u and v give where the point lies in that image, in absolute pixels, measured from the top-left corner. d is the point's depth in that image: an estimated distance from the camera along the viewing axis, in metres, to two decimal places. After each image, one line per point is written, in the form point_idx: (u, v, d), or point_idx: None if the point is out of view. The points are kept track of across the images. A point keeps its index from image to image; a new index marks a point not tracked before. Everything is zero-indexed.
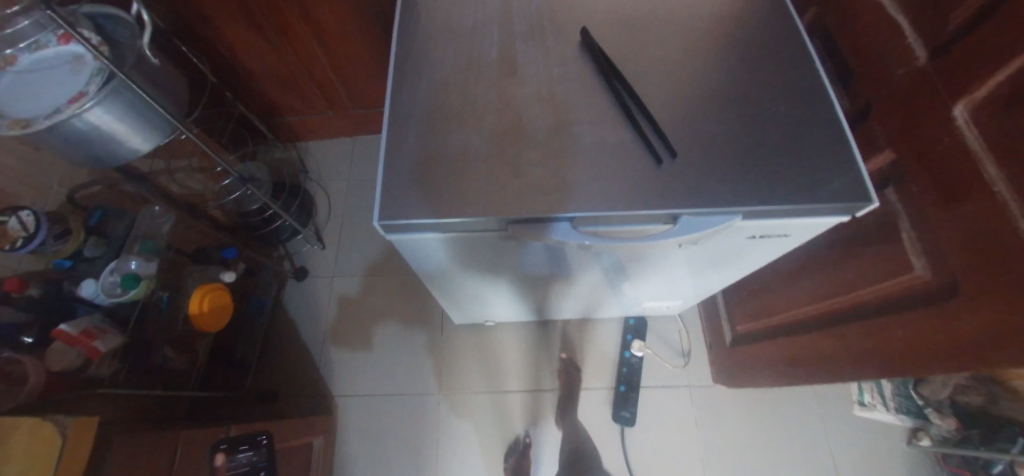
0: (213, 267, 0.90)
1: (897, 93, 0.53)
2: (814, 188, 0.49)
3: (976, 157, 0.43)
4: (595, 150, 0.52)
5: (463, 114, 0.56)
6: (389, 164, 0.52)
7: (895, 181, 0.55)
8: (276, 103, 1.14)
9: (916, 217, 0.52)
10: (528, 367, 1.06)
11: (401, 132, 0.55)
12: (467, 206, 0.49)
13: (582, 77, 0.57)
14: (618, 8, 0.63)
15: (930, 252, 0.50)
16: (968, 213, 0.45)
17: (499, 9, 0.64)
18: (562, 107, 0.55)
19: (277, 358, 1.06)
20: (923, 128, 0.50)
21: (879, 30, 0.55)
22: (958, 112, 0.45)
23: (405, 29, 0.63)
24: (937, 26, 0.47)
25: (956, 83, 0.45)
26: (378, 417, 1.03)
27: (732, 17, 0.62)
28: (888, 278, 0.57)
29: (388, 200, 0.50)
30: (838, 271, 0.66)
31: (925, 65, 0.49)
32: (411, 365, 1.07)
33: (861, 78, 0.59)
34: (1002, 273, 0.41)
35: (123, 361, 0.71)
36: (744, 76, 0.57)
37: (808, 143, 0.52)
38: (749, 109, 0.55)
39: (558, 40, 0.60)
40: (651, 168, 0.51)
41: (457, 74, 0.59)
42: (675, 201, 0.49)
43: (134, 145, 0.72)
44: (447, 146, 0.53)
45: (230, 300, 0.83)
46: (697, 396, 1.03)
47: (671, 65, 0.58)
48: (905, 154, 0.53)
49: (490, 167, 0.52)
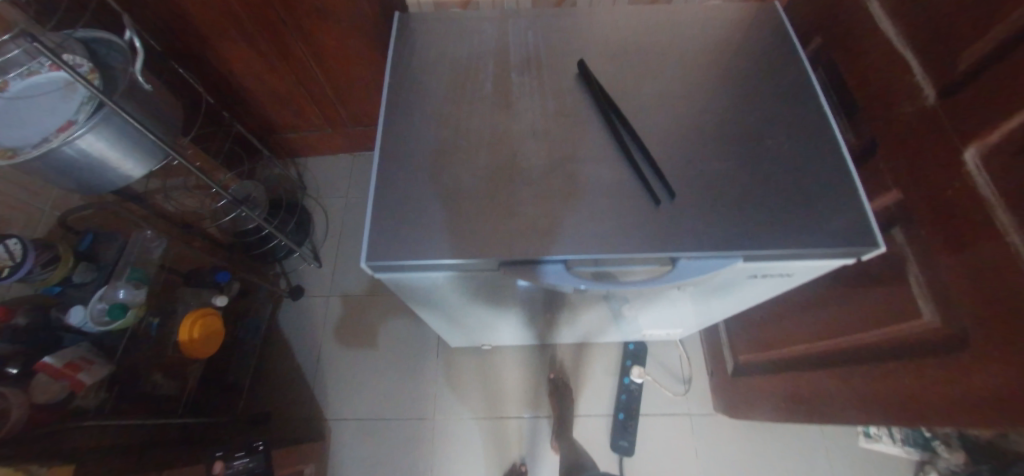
0: (206, 289, 0.89)
1: (903, 133, 0.51)
2: (818, 233, 0.47)
3: (989, 206, 0.41)
4: (590, 189, 0.51)
5: (455, 149, 0.54)
6: (379, 201, 0.51)
7: (900, 223, 0.53)
8: (274, 121, 1.13)
9: (923, 261, 0.50)
10: (525, 392, 1.04)
11: (392, 167, 0.53)
12: (458, 247, 0.48)
13: (578, 112, 0.56)
14: (615, 39, 0.62)
15: (938, 299, 0.48)
16: (982, 263, 0.43)
17: (495, 40, 0.63)
18: (557, 143, 0.54)
19: (270, 380, 1.05)
20: (931, 171, 0.48)
21: (883, 67, 0.53)
22: (968, 156, 0.44)
23: (399, 59, 0.62)
24: (946, 65, 0.45)
25: (967, 126, 0.43)
26: (372, 442, 1.00)
27: (732, 49, 0.61)
28: (896, 322, 0.54)
29: (378, 240, 0.48)
30: (842, 309, 0.64)
31: (933, 104, 0.47)
32: (406, 389, 1.05)
33: (865, 114, 0.57)
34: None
35: (109, 390, 0.70)
36: (743, 112, 0.56)
37: (811, 184, 0.50)
38: (749, 147, 0.53)
39: (554, 73, 0.59)
40: (649, 209, 0.49)
41: (451, 107, 0.58)
42: (673, 244, 0.47)
43: (127, 171, 0.71)
44: (439, 183, 0.52)
45: (222, 324, 0.82)
46: (698, 425, 1.01)
47: (668, 100, 0.57)
48: (912, 196, 0.51)
49: (483, 205, 0.50)
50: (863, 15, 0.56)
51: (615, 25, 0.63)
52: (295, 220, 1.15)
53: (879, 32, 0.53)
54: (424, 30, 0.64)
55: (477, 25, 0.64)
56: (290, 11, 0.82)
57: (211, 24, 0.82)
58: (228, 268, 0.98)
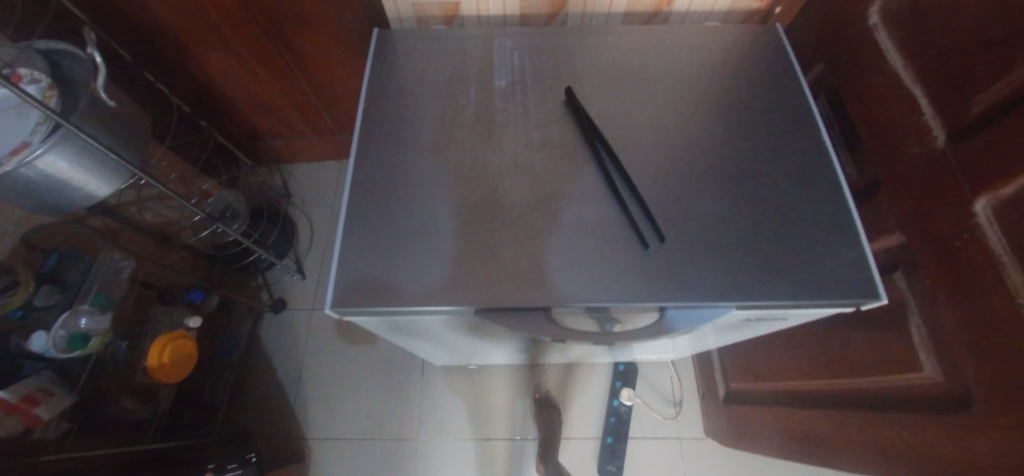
0: (180, 309, 0.88)
1: (906, 173, 0.48)
2: (816, 283, 0.44)
3: (999, 263, 0.39)
4: (573, 231, 0.48)
5: (432, 182, 0.51)
6: (348, 240, 0.47)
7: (902, 268, 0.50)
8: (256, 128, 1.09)
9: (926, 311, 0.47)
10: (512, 414, 1.02)
11: (363, 202, 0.50)
12: (431, 293, 0.44)
13: (563, 144, 0.53)
14: (606, 64, 0.58)
15: (940, 353, 0.46)
16: (990, 323, 0.40)
17: (479, 61, 0.59)
18: (540, 178, 0.51)
19: (251, 397, 1.02)
20: (938, 218, 0.45)
21: (889, 103, 0.50)
22: (978, 206, 0.41)
23: (375, 79, 0.58)
24: (958, 106, 0.42)
25: (979, 173, 0.40)
26: (353, 463, 0.97)
27: (729, 76, 0.57)
28: (895, 371, 0.52)
29: (344, 284, 0.45)
30: (838, 349, 0.61)
31: (942, 146, 0.44)
32: (390, 409, 1.02)
33: (868, 149, 0.54)
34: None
35: (71, 419, 0.67)
36: (739, 146, 0.53)
37: (810, 228, 0.47)
38: (744, 185, 0.50)
39: (540, 100, 0.56)
40: (636, 253, 0.46)
41: (429, 134, 0.54)
42: (662, 292, 0.44)
43: (92, 191, 0.67)
44: (413, 220, 0.49)
45: (195, 346, 0.80)
46: (688, 450, 0.98)
47: (659, 132, 0.54)
48: (916, 242, 0.48)
49: (460, 245, 0.47)
50: (869, 45, 0.52)
51: (606, 47, 0.60)
52: (278, 231, 1.11)
53: (886, 64, 0.50)
54: (404, 49, 0.60)
55: (460, 45, 0.60)
56: (269, 20, 0.78)
57: (186, 32, 0.78)
58: (205, 287, 0.95)
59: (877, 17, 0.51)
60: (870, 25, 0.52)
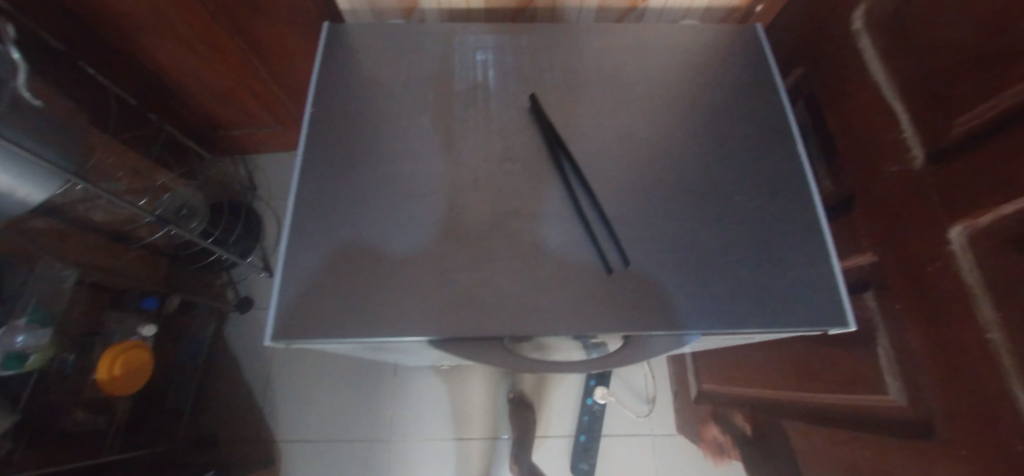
0: (131, 315, 0.86)
1: (880, 191, 0.46)
2: (782, 311, 0.43)
3: (971, 295, 0.37)
4: (533, 253, 0.45)
5: (383, 196, 0.47)
6: (291, 265, 0.44)
7: (873, 287, 0.49)
8: (215, 119, 1.02)
9: (894, 333, 0.46)
10: (489, 413, 1.01)
11: (309, 221, 0.46)
12: (380, 323, 0.41)
13: (525, 157, 0.49)
14: (574, 67, 0.55)
15: (905, 378, 0.45)
16: (957, 354, 0.39)
17: (438, 60, 0.55)
18: (500, 195, 0.47)
19: (219, 400, 0.99)
20: (910, 242, 0.43)
21: (868, 115, 0.47)
22: (953, 233, 0.39)
23: (323, 80, 0.53)
24: (939, 125, 0.40)
25: (955, 200, 0.38)
26: (327, 464, 0.96)
27: (704, 82, 0.54)
28: (861, 388, 0.51)
29: (286, 313, 0.42)
30: (807, 362, 0.60)
31: (919, 167, 0.42)
32: (363, 409, 1.01)
33: (844, 161, 0.51)
34: (1002, 441, 0.35)
35: (18, 438, 0.65)
36: (710, 160, 0.50)
37: (781, 251, 0.46)
38: (715, 203, 0.48)
39: (503, 106, 0.52)
40: (599, 278, 0.44)
41: (382, 143, 0.50)
42: (624, 321, 0.42)
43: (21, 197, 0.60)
44: (363, 241, 0.45)
45: (150, 356, 0.76)
46: (659, 445, 1.00)
47: (628, 144, 0.51)
48: (886, 263, 0.46)
49: (412, 268, 0.44)
50: (850, 52, 0.49)
51: (575, 48, 0.56)
52: (243, 226, 1.06)
53: (868, 73, 0.47)
54: (356, 46, 0.55)
55: (417, 43, 0.55)
56: (220, 5, 0.71)
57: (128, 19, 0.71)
58: (161, 292, 0.92)
59: (860, 22, 0.48)
60: (853, 30, 0.49)
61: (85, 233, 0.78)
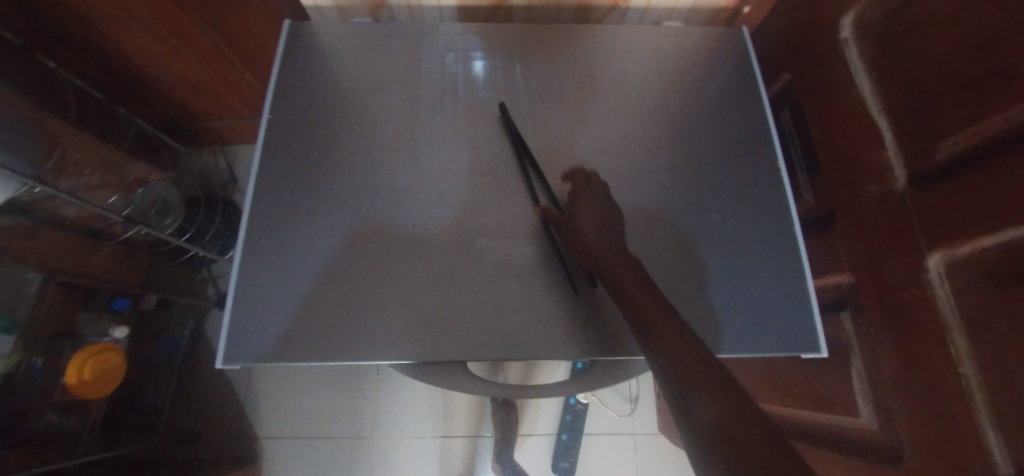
0: (103, 318, 0.84)
1: (860, 211, 0.44)
2: (749, 335, 0.42)
3: (945, 326, 0.36)
4: (499, 272, 0.43)
5: (343, 210, 0.46)
6: (244, 285, 0.42)
7: (849, 308, 0.47)
8: (191, 111, 0.98)
9: (868, 356, 0.45)
10: (472, 412, 1.01)
11: (263, 237, 0.44)
12: (336, 346, 0.40)
13: (493, 170, 0.47)
14: (549, 72, 0.52)
15: (877, 403, 0.44)
16: (929, 386, 0.37)
17: (407, 64, 0.52)
18: (466, 210, 0.46)
19: (198, 397, 1.00)
20: (887, 266, 0.41)
21: (852, 130, 0.45)
22: (930, 261, 0.37)
23: (284, 83, 0.50)
24: (923, 146, 0.37)
25: (935, 227, 0.36)
26: (309, 461, 0.97)
27: (683, 91, 0.52)
28: (832, 406, 0.50)
29: (237, 335, 0.41)
30: (785, 376, 0.60)
31: (900, 188, 0.40)
32: (345, 407, 1.00)
33: (826, 175, 0.49)
34: None
35: None
36: (686, 175, 0.48)
37: (753, 273, 0.45)
38: (688, 221, 0.46)
39: (472, 114, 0.50)
40: (565, 299, 0.43)
41: (345, 153, 0.48)
42: (586, 346, 0.41)
43: None
44: (318, 257, 0.44)
45: (122, 358, 0.75)
46: (640, 445, 1.00)
47: (601, 157, 0.49)
48: (863, 284, 0.45)
49: (370, 288, 0.42)
50: (837, 62, 0.47)
51: (551, 51, 0.53)
52: (220, 220, 1.03)
53: (853, 85, 0.45)
54: (319, 47, 0.52)
55: (385, 43, 0.53)
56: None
57: (87, 9, 0.65)
58: (134, 292, 0.90)
59: (849, 30, 0.45)
60: (841, 38, 0.46)
61: (52, 230, 0.75)
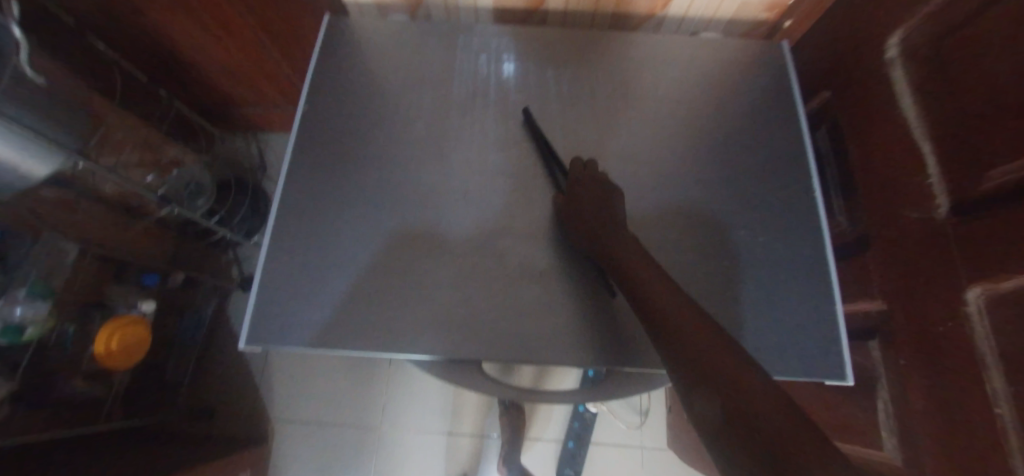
0: (135, 292, 0.87)
1: (898, 237, 0.43)
2: (770, 357, 0.41)
3: (981, 363, 0.34)
4: (519, 274, 0.44)
5: (372, 203, 0.46)
6: (270, 270, 0.43)
7: (878, 336, 0.46)
8: (228, 97, 1.01)
9: (896, 388, 0.43)
10: (480, 412, 1.01)
11: (293, 224, 0.45)
12: (356, 337, 0.41)
13: (521, 173, 0.48)
14: (583, 78, 0.52)
15: (903, 437, 0.42)
16: (958, 424, 0.36)
17: (441, 63, 0.52)
18: (490, 211, 0.46)
19: (217, 375, 1.03)
20: (923, 296, 0.40)
21: (893, 153, 0.43)
22: (970, 294, 0.35)
23: (321, 75, 0.51)
24: (967, 174, 0.36)
25: (976, 260, 0.35)
26: (318, 445, 0.99)
27: (718, 103, 0.51)
28: (854, 437, 0.49)
29: (262, 319, 0.42)
30: (807, 401, 0.58)
31: (942, 216, 0.38)
32: (355, 396, 1.02)
33: (862, 198, 0.48)
34: None
35: (16, 405, 0.67)
36: (715, 189, 0.48)
37: (779, 294, 0.44)
38: (716, 235, 0.46)
39: (504, 116, 0.50)
40: (584, 306, 0.42)
41: (376, 146, 0.49)
42: (603, 355, 0.41)
43: (27, 171, 0.61)
44: (345, 248, 0.44)
45: (148, 331, 0.78)
46: (647, 458, 0.99)
47: (630, 165, 0.48)
48: (896, 313, 0.43)
49: (392, 282, 0.43)
50: (880, 82, 0.46)
51: (587, 57, 0.53)
52: (249, 204, 1.06)
53: (897, 106, 0.43)
54: (358, 42, 0.53)
55: (421, 41, 0.53)
56: None
57: None
58: (164, 269, 0.93)
59: (896, 51, 0.44)
60: (887, 58, 0.45)
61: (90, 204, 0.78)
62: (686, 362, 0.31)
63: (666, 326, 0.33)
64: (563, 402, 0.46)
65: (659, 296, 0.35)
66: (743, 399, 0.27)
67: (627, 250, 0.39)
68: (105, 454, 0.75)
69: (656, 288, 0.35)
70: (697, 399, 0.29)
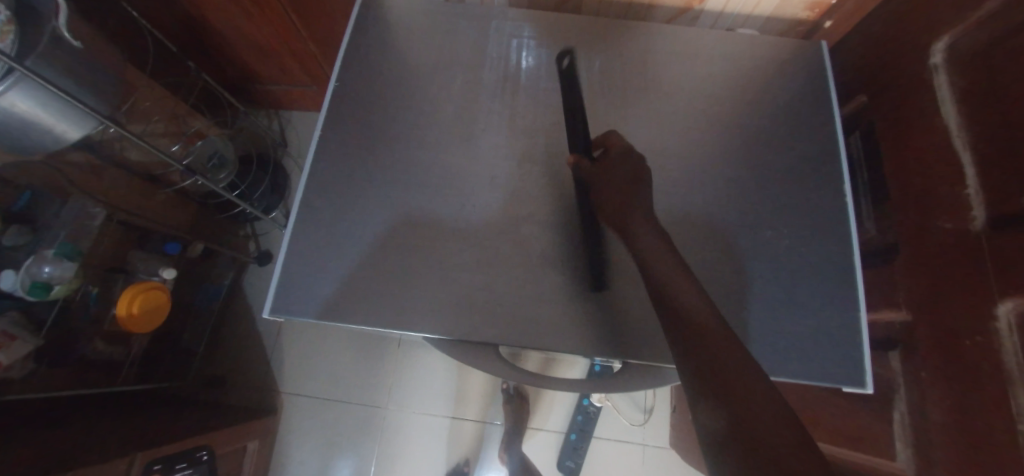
0: (157, 258, 0.88)
1: (931, 248, 0.42)
2: (786, 359, 0.41)
3: (1008, 379, 0.33)
4: (541, 262, 0.44)
5: (399, 183, 0.47)
6: (296, 243, 0.44)
7: (901, 347, 0.45)
8: (254, 73, 1.02)
9: (914, 400, 0.43)
10: (485, 398, 1.02)
11: (320, 198, 0.46)
12: (376, 313, 0.42)
13: (548, 160, 0.48)
14: (616, 70, 0.51)
15: (918, 449, 0.42)
16: (978, 440, 0.35)
17: (474, 46, 0.52)
18: (515, 197, 0.46)
19: (229, 345, 1.05)
20: (953, 310, 0.39)
21: (930, 162, 0.43)
22: (1001, 309, 0.34)
23: (354, 53, 0.51)
24: (1005, 186, 0.35)
25: (1009, 275, 0.34)
26: (325, 420, 1.01)
27: (751, 101, 0.50)
28: (866, 446, 0.48)
29: (288, 290, 0.43)
30: (819, 408, 0.58)
31: (978, 229, 0.37)
32: (363, 376, 1.03)
33: (895, 207, 0.47)
34: None
35: (38, 361, 0.70)
36: (743, 188, 0.47)
37: (800, 298, 0.43)
38: (742, 235, 0.45)
39: (534, 103, 0.50)
40: (603, 297, 0.42)
41: (405, 127, 0.49)
42: (621, 347, 0.41)
43: (60, 133, 0.63)
44: (371, 227, 0.45)
45: (167, 297, 0.79)
46: (648, 456, 0.99)
47: (659, 160, 0.48)
48: (922, 325, 0.42)
49: (414, 264, 0.43)
50: (923, 89, 0.44)
51: (621, 48, 0.52)
52: (268, 180, 1.07)
53: (938, 115, 0.42)
54: (390, 20, 0.53)
55: (454, 23, 0.53)
56: None
57: None
58: (184, 238, 0.95)
59: (941, 56, 0.43)
60: (931, 64, 0.44)
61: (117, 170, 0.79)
62: (700, 365, 0.30)
63: (686, 324, 0.32)
64: (574, 390, 0.46)
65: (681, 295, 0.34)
66: (750, 414, 0.26)
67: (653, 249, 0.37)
68: (120, 414, 0.77)
69: (673, 285, 0.35)
70: (704, 411, 0.29)
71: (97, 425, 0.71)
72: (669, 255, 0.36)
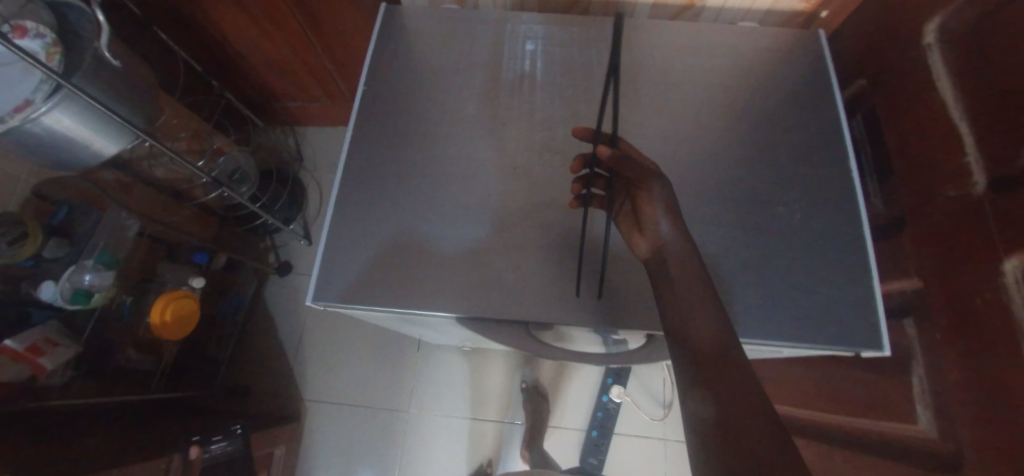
0: (186, 269, 0.91)
1: (937, 215, 0.44)
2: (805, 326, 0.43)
3: (1016, 330, 0.35)
4: (566, 244, 0.46)
5: (428, 176, 0.49)
6: (333, 235, 0.47)
7: (915, 314, 0.47)
8: (272, 91, 1.06)
9: (932, 363, 0.44)
10: (505, 398, 1.03)
11: (354, 193, 0.48)
12: (412, 298, 0.44)
13: (567, 151, 0.50)
14: (626, 65, 0.55)
15: (939, 410, 0.43)
16: (994, 392, 0.36)
17: (491, 49, 0.56)
18: (538, 185, 0.49)
19: (252, 355, 1.07)
20: (963, 272, 0.40)
21: (930, 135, 0.45)
22: (1008, 265, 0.36)
23: (380, 59, 0.55)
24: (1003, 150, 0.37)
25: (1011, 232, 0.35)
26: (347, 425, 1.02)
27: (755, 89, 0.53)
28: (891, 415, 0.49)
29: (328, 279, 0.45)
30: (841, 384, 0.59)
31: (980, 193, 0.39)
32: (383, 379, 1.05)
33: (900, 181, 0.49)
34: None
35: (78, 368, 0.72)
36: (753, 169, 0.50)
37: (815, 268, 0.45)
38: (754, 212, 0.48)
39: (551, 98, 0.53)
40: (628, 276, 0.44)
41: (430, 126, 0.52)
42: (647, 321, 0.43)
43: (97, 149, 0.66)
44: (404, 218, 0.47)
45: (197, 305, 0.82)
46: (670, 451, 0.99)
47: (672, 146, 0.51)
48: (934, 290, 0.44)
49: (445, 251, 0.46)
50: (919, 68, 0.47)
51: (629, 45, 0.55)
52: (287, 192, 1.11)
53: (935, 91, 0.45)
54: (412, 28, 0.57)
55: (472, 29, 0.57)
56: None
57: None
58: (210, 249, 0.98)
59: (934, 36, 0.45)
60: (925, 44, 0.46)
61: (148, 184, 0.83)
62: (693, 351, 0.33)
63: (692, 306, 0.35)
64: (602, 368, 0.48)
65: (689, 278, 0.36)
66: None
67: (665, 235, 0.37)
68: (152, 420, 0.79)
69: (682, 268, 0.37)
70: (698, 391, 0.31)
71: (130, 430, 0.72)
72: (679, 240, 0.37)
